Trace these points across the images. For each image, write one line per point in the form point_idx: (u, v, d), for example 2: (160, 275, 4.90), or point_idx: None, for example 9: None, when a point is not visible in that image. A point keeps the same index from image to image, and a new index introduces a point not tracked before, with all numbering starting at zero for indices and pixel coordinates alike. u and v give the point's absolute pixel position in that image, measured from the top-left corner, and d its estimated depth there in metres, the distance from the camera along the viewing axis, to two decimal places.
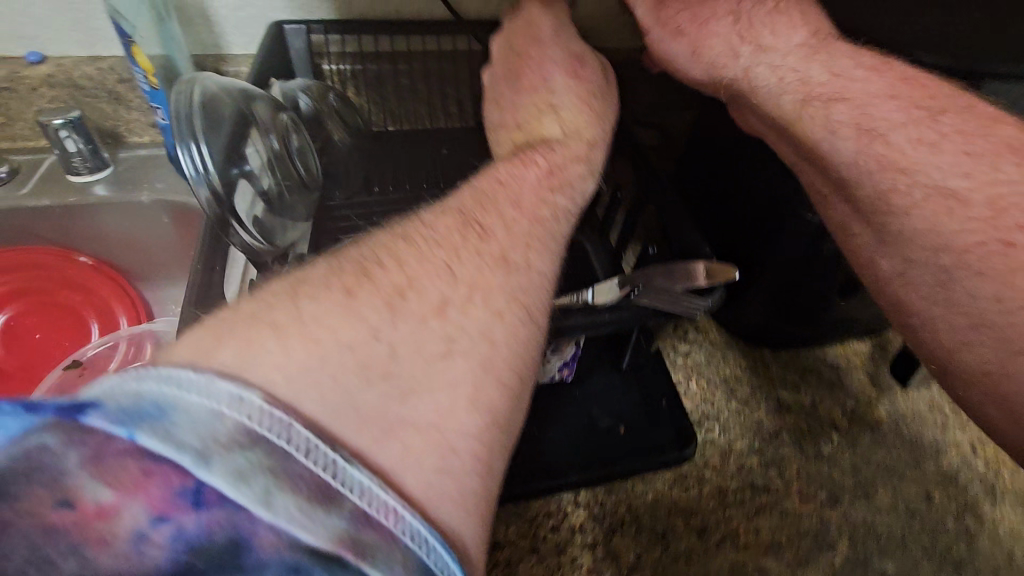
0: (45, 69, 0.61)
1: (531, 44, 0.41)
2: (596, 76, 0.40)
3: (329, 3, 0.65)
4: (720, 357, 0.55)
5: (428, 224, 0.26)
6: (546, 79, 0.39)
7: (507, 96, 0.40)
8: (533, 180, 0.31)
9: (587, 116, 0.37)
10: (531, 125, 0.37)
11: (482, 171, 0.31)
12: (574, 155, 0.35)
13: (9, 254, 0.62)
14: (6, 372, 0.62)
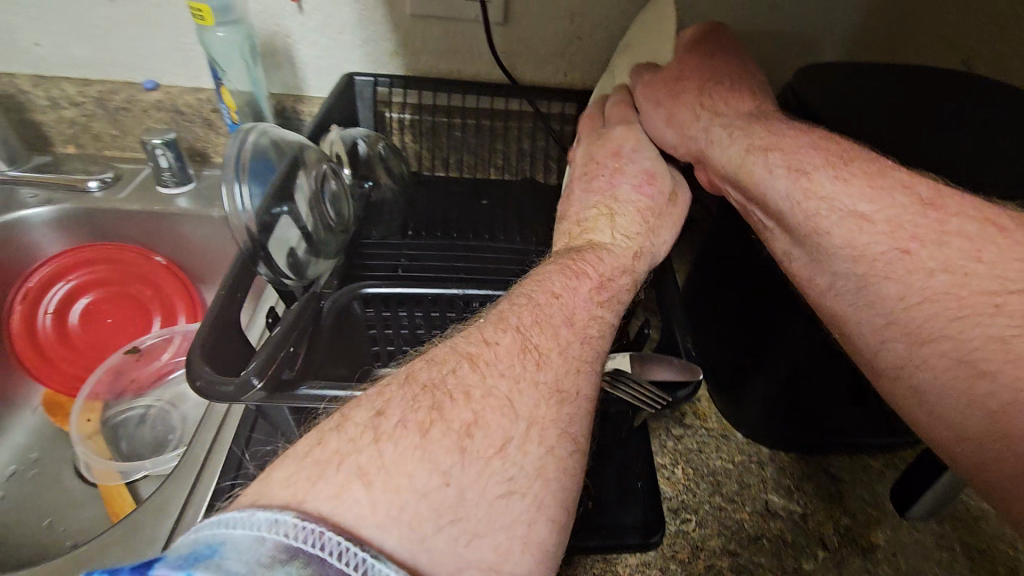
0: (156, 95, 0.72)
1: (608, 155, 0.47)
2: (665, 193, 0.45)
3: (399, 59, 0.72)
4: (714, 448, 0.53)
5: (492, 339, 0.29)
6: (613, 187, 0.44)
7: (576, 195, 0.45)
8: (586, 292, 0.34)
9: (645, 229, 0.43)
10: (585, 226, 0.42)
11: (536, 278, 0.34)
12: (625, 266, 0.39)
13: (101, 248, 0.72)
14: (79, 348, 0.71)
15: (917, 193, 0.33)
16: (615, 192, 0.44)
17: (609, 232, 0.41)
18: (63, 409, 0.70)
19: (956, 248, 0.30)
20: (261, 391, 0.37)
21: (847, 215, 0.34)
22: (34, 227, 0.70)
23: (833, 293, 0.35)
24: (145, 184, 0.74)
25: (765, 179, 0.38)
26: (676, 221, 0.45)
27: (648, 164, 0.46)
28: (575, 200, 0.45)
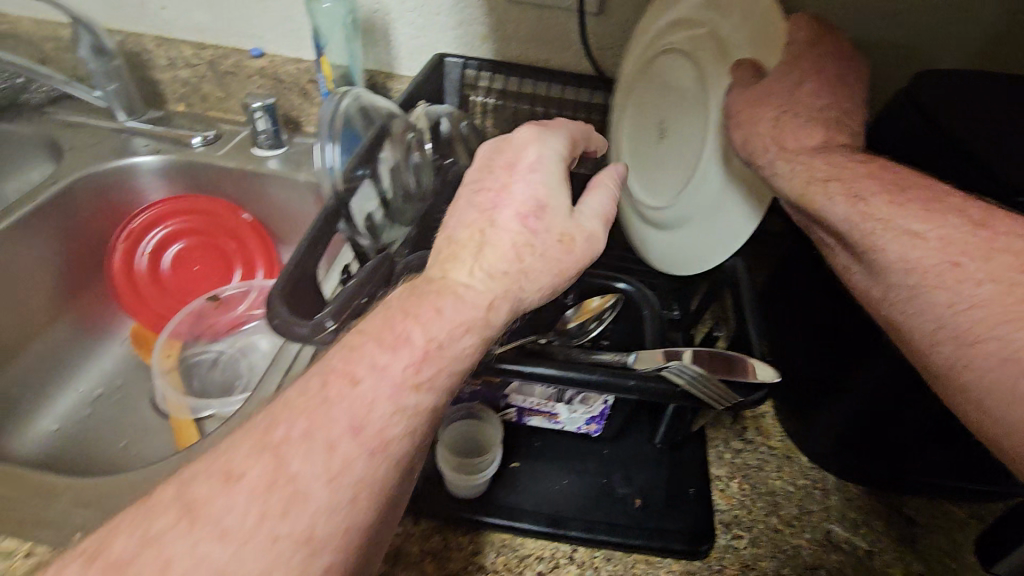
0: (261, 62, 0.77)
1: (502, 165, 0.36)
2: (555, 229, 0.34)
3: (490, 43, 0.73)
4: (775, 468, 0.50)
5: (237, 474, 0.26)
6: (497, 206, 0.34)
7: (456, 206, 0.36)
8: (398, 375, 0.29)
9: (515, 279, 0.33)
10: (449, 263, 0.34)
11: (345, 351, 0.30)
12: (469, 327, 0.32)
13: (197, 200, 0.76)
14: (168, 289, 0.77)
15: (969, 215, 0.32)
16: (493, 212, 0.34)
17: (469, 264, 0.33)
18: (147, 343, 0.75)
19: (1005, 262, 0.30)
20: (332, 333, 0.39)
21: (900, 233, 0.33)
22: (143, 175, 0.76)
23: (890, 302, 0.34)
24: (240, 145, 0.79)
25: (825, 204, 0.37)
26: (558, 273, 0.34)
27: (543, 187, 0.35)
28: (453, 211, 0.35)
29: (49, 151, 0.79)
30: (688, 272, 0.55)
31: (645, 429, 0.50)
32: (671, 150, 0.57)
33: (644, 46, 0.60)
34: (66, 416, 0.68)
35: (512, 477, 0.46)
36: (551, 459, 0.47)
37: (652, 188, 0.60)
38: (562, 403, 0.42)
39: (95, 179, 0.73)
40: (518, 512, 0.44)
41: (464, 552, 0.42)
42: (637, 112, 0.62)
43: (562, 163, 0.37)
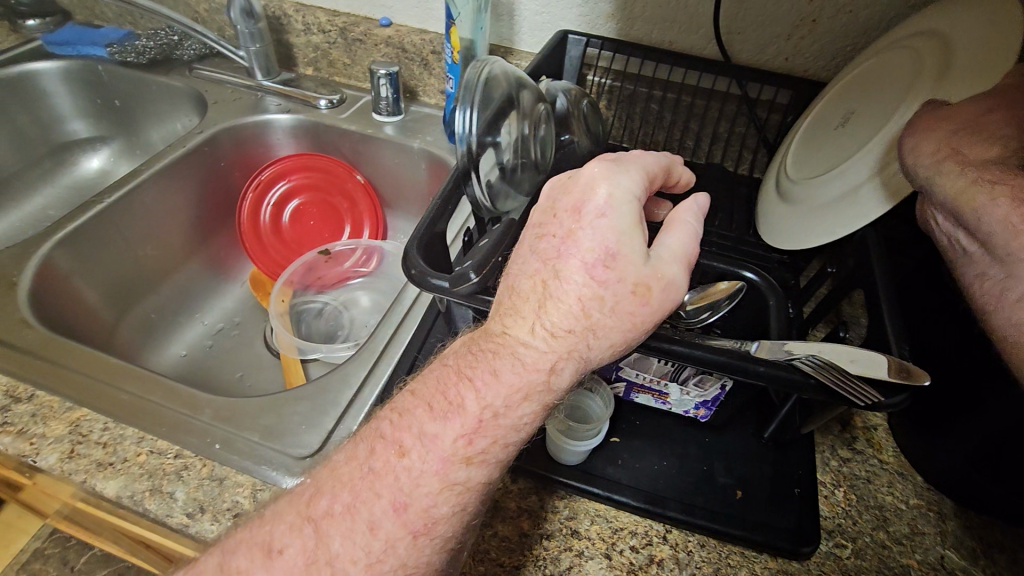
0: (388, 31, 0.80)
1: (568, 208, 0.34)
2: (628, 280, 0.32)
3: (615, 21, 0.71)
4: (886, 483, 0.48)
5: (280, 548, 0.32)
6: (560, 256, 0.33)
7: (519, 253, 0.35)
8: (447, 447, 0.32)
9: (580, 335, 0.33)
10: (508, 320, 0.34)
11: (396, 420, 0.34)
12: (528, 392, 0.33)
13: (319, 158, 0.81)
14: (285, 240, 0.83)
15: None
16: (558, 264, 0.33)
17: (530, 321, 0.33)
18: (264, 287, 0.81)
19: None
20: (472, 285, 0.40)
21: None
22: (274, 132, 0.82)
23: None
24: (361, 110, 0.83)
25: (969, 204, 0.36)
26: (630, 327, 0.33)
27: (612, 234, 0.33)
28: (517, 259, 0.35)
29: (195, 107, 0.88)
30: (784, 248, 0.57)
31: (749, 423, 0.48)
32: (845, 147, 0.55)
33: (863, 63, 0.58)
34: (192, 344, 0.76)
35: (611, 452, 0.46)
36: (649, 439, 0.47)
37: (806, 169, 0.58)
38: (675, 383, 0.42)
39: (235, 133, 0.80)
40: (614, 484, 0.44)
41: (559, 515, 0.43)
42: (828, 114, 0.60)
43: (634, 203, 0.34)
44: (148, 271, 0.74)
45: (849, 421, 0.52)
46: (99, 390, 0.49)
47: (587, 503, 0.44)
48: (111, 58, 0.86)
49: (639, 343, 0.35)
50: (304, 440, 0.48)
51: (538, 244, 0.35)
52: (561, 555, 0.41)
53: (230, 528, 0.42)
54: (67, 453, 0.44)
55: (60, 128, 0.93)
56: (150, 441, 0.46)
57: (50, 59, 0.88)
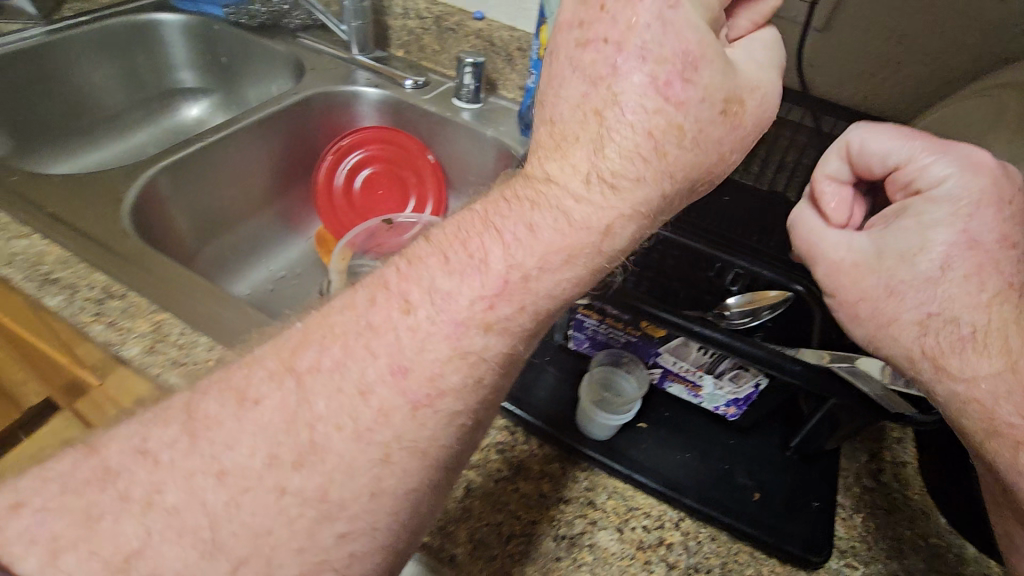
0: (480, 24, 0.85)
1: (622, 1, 0.29)
2: (714, 101, 0.30)
3: None
4: (907, 519, 0.47)
5: (255, 398, 0.29)
6: (620, 77, 0.29)
7: (559, 71, 0.31)
8: (463, 309, 0.29)
9: (654, 180, 0.30)
10: (552, 164, 0.31)
11: (410, 265, 0.31)
12: (571, 252, 0.30)
13: (397, 133, 0.86)
14: (354, 205, 0.88)
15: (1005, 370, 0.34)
16: (616, 84, 0.29)
17: (583, 171, 0.30)
18: (326, 246, 0.87)
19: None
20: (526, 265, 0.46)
21: None
22: (362, 104, 0.88)
23: None
24: (443, 94, 0.88)
25: None
26: (713, 157, 0.31)
27: (686, 43, 0.29)
28: (555, 79, 0.31)
29: (291, 71, 0.95)
30: None
31: (779, 436, 0.49)
32: None
33: None
34: (256, 286, 0.82)
35: (637, 436, 0.48)
36: (676, 431, 0.49)
37: None
38: (710, 375, 0.44)
39: (325, 98, 0.86)
40: (635, 464, 0.46)
41: (579, 485, 0.45)
42: None
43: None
44: (226, 211, 0.80)
45: (877, 453, 0.52)
46: (176, 297, 0.54)
47: (606, 478, 0.46)
48: (228, 17, 0.94)
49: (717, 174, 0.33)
50: None
51: (583, 59, 0.30)
52: (572, 520, 0.43)
53: None
54: (147, 347, 0.50)
55: (171, 75, 1.02)
56: (219, 351, 0.50)
57: (174, 11, 0.96)
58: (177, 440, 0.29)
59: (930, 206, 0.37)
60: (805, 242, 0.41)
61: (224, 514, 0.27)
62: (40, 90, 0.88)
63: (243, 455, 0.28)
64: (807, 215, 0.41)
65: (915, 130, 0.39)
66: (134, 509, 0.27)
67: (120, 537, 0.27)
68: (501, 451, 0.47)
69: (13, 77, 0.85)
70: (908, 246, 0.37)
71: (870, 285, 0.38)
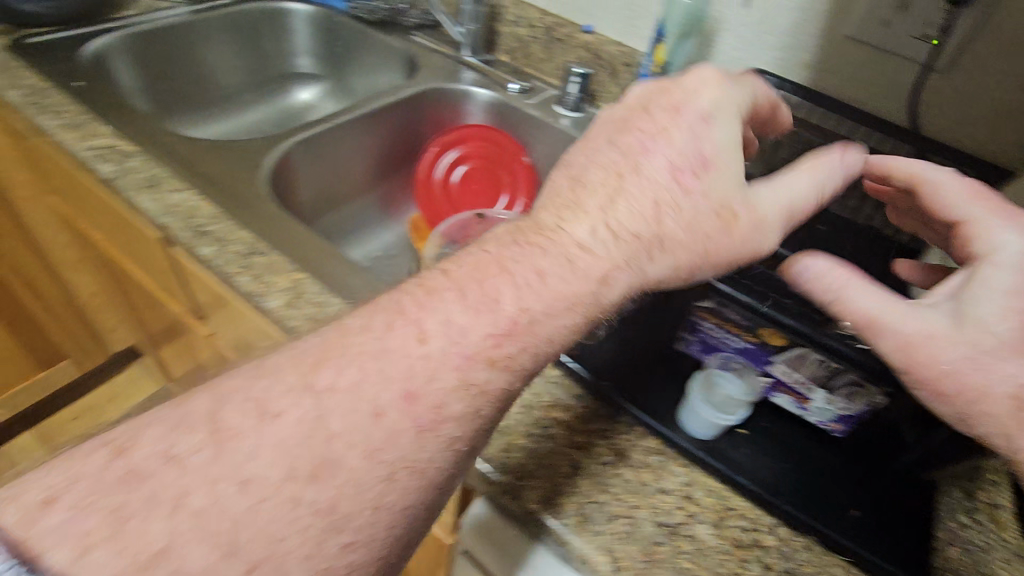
0: (590, 37, 0.88)
1: (663, 106, 0.40)
2: (714, 201, 0.38)
3: (808, 72, 0.75)
4: (1001, 558, 0.48)
5: (275, 411, 0.32)
6: (642, 158, 0.39)
7: (599, 143, 0.41)
8: (474, 344, 0.35)
9: (645, 243, 0.38)
10: (565, 216, 0.39)
11: (424, 305, 0.36)
12: (572, 300, 0.37)
13: (498, 134, 0.91)
14: (448, 198, 0.92)
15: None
16: (642, 160, 0.39)
17: (592, 221, 0.38)
18: (419, 233, 0.90)
19: None
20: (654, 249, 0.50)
21: None
22: (472, 103, 0.94)
23: None
24: (545, 101, 0.92)
25: None
26: (701, 251, 0.38)
27: (706, 146, 0.38)
28: (593, 149, 0.41)
29: (402, 66, 1.00)
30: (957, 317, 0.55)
31: (887, 452, 0.48)
32: None
33: None
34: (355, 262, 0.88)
35: (734, 441, 0.49)
36: (772, 442, 0.50)
37: None
38: (823, 390, 0.46)
39: (438, 96, 0.92)
40: (735, 467, 0.47)
41: (677, 479, 0.47)
42: None
43: (732, 131, 0.39)
44: (337, 189, 0.85)
45: (970, 491, 0.52)
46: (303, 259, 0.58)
47: (703, 477, 0.48)
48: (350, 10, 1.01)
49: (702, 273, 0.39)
50: None
51: (615, 146, 0.40)
52: (672, 510, 0.45)
53: None
54: (288, 302, 0.54)
55: (290, 60, 1.09)
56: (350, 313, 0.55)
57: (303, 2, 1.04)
58: (202, 447, 0.31)
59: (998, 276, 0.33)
60: (853, 312, 0.37)
61: (247, 521, 0.29)
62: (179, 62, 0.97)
63: (266, 466, 0.30)
64: (848, 283, 0.37)
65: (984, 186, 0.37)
66: (162, 511, 0.29)
67: (147, 538, 0.28)
68: (605, 438, 0.49)
69: (160, 48, 0.94)
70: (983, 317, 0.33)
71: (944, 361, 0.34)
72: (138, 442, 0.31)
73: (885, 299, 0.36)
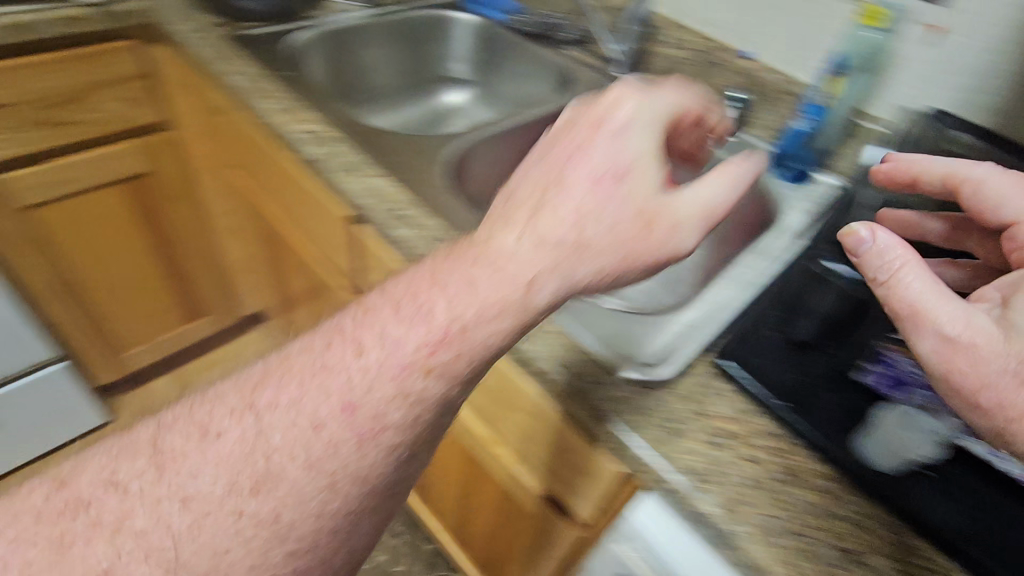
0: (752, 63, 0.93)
1: (587, 123, 0.42)
2: (638, 208, 0.41)
3: (991, 117, 0.73)
4: None
5: (217, 431, 0.38)
6: (567, 171, 0.41)
7: (533, 160, 0.43)
8: (408, 353, 0.39)
9: (570, 251, 0.40)
10: (496, 228, 0.41)
11: (361, 324, 0.40)
12: (503, 307, 0.39)
13: None
14: None
15: None
16: (568, 172, 0.41)
17: (518, 229, 0.40)
18: None
19: None
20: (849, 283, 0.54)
21: None
22: None
23: None
24: None
25: None
26: (624, 259, 0.41)
27: (623, 156, 0.41)
28: (528, 164, 0.43)
29: (551, 77, 1.05)
30: None
31: None
32: None
33: None
34: None
35: (919, 485, 0.46)
36: (964, 494, 0.46)
37: None
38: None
39: None
40: (917, 505, 0.45)
41: (849, 507, 0.47)
42: None
43: (654, 126, 0.43)
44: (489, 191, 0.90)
45: None
46: None
47: (874, 509, 0.47)
48: (510, 21, 1.07)
49: (631, 277, 0.42)
50: (634, 354, 0.57)
51: (541, 162, 0.43)
52: (842, 534, 0.45)
53: (583, 385, 0.54)
54: None
55: (445, 65, 1.16)
56: None
57: (466, 12, 1.10)
58: (145, 470, 0.37)
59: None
60: (913, 299, 0.37)
61: (186, 536, 0.35)
62: (352, 59, 1.07)
63: (205, 484, 0.36)
64: (910, 265, 0.37)
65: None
66: (102, 534, 0.35)
67: (85, 562, 0.34)
68: (774, 454, 0.50)
69: (341, 45, 1.04)
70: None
71: (1004, 378, 0.34)
72: (82, 471, 0.37)
73: (945, 294, 0.36)
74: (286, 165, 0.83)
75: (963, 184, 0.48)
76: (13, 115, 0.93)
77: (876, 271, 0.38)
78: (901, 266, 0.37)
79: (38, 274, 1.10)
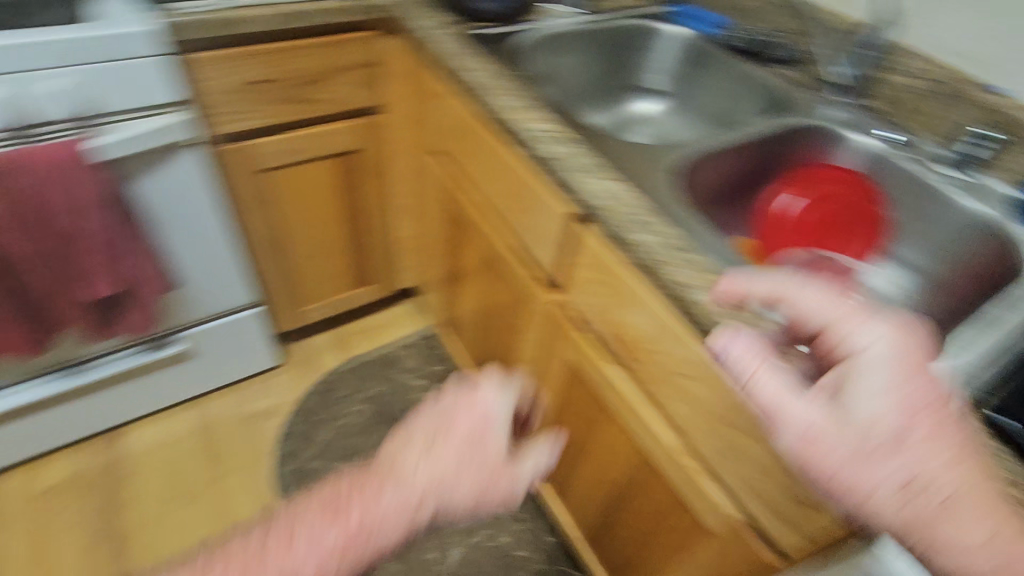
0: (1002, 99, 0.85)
1: (434, 419, 0.51)
2: (492, 469, 0.48)
3: None
4: None
5: None
6: (461, 419, 0.50)
7: (385, 447, 0.50)
8: (327, 549, 0.44)
9: (435, 499, 0.46)
10: (401, 453, 0.49)
11: (289, 522, 0.45)
12: (399, 523, 0.45)
13: (858, 177, 0.89)
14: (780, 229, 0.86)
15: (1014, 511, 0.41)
16: (456, 422, 0.50)
17: (416, 455, 0.48)
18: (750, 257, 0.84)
19: None
20: None
21: None
22: (839, 147, 0.94)
23: None
24: (920, 155, 0.89)
25: None
26: (482, 491, 0.48)
27: (491, 427, 0.50)
28: (397, 436, 0.51)
29: (760, 96, 1.02)
30: None
31: None
32: None
33: None
34: None
35: None
36: None
37: None
38: None
39: (806, 136, 0.94)
40: None
41: None
42: None
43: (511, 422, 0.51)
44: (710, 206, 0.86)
45: None
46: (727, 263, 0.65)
47: None
48: (722, 37, 1.07)
49: (487, 508, 0.49)
50: None
51: (435, 411, 0.51)
52: None
53: None
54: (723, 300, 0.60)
55: (641, 73, 1.18)
56: None
57: (675, 25, 1.12)
58: None
59: (869, 370, 0.44)
60: (758, 411, 0.47)
61: None
62: (564, 61, 1.10)
63: None
64: (759, 371, 0.48)
65: (831, 289, 0.50)
66: None
67: None
68: None
69: (557, 47, 1.08)
70: (852, 409, 0.43)
71: (836, 456, 0.42)
72: None
73: (790, 390, 0.46)
74: (512, 163, 0.87)
75: (787, 302, 0.50)
76: (270, 90, 1.06)
77: (739, 378, 0.49)
78: (750, 378, 0.48)
79: (255, 228, 1.26)
